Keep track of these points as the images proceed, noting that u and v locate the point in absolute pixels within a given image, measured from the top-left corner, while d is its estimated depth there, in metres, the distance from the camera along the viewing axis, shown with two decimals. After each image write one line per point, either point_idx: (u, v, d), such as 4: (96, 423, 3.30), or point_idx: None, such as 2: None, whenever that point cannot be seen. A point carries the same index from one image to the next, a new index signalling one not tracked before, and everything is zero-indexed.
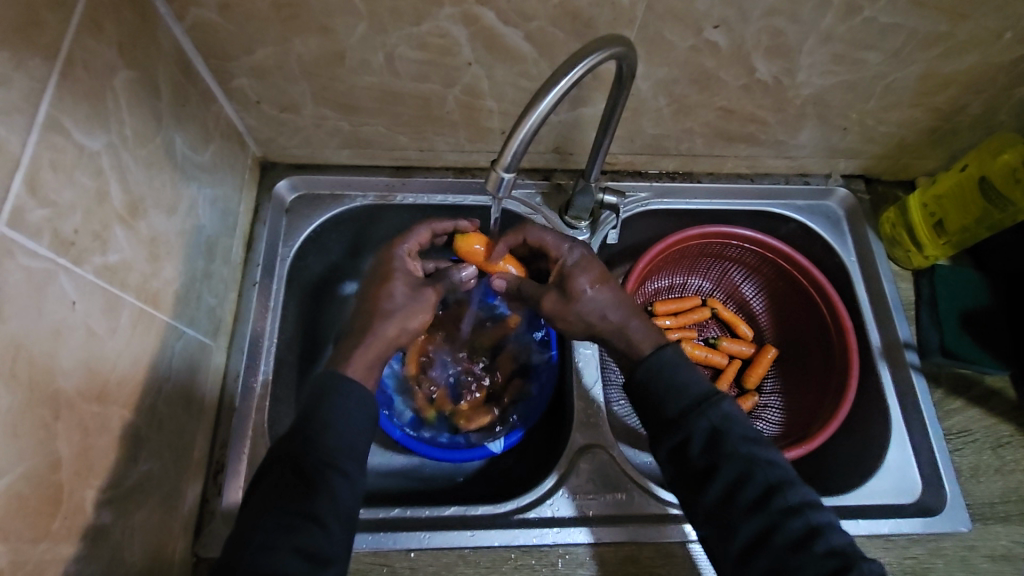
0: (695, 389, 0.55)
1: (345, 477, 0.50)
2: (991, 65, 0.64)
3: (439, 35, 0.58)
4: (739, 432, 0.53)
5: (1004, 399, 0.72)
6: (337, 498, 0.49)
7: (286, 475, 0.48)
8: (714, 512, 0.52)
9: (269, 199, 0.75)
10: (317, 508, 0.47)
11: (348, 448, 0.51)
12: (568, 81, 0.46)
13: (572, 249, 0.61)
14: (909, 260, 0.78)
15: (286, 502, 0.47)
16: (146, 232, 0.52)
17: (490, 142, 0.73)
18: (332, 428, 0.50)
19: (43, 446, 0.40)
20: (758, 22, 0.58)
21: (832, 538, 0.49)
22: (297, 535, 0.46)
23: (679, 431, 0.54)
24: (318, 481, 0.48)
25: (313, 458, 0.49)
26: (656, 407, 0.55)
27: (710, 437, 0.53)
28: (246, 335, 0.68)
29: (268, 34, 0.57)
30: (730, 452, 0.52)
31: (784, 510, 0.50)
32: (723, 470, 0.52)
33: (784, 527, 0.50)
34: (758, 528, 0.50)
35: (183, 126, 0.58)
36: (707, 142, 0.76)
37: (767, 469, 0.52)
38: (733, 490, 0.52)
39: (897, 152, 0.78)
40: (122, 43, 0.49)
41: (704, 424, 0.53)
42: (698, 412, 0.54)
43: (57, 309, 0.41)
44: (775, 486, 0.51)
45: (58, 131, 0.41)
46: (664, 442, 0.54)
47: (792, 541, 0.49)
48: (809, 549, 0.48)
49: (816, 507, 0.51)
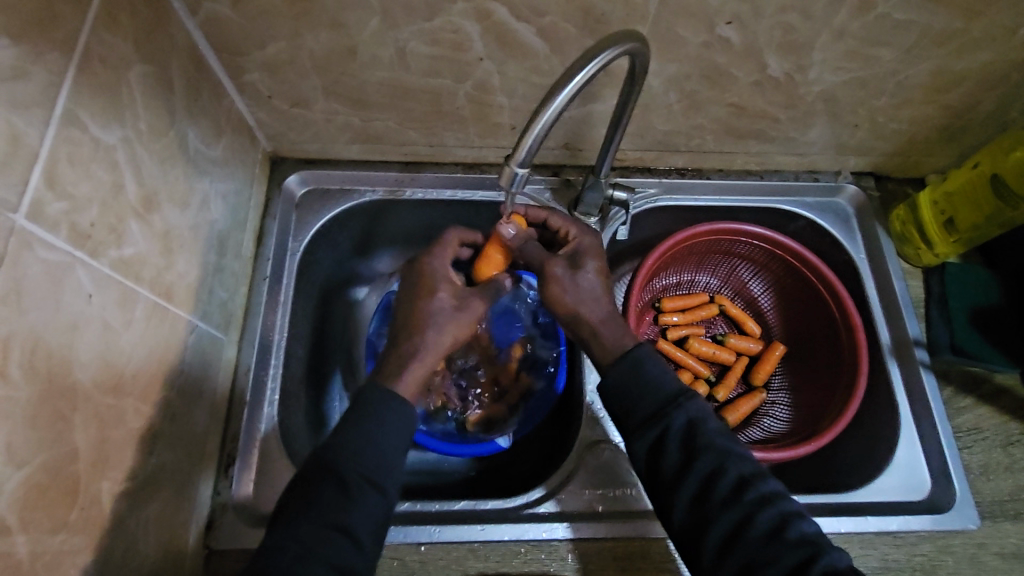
0: (668, 385, 0.55)
1: (381, 495, 0.49)
2: (1005, 62, 0.64)
3: (451, 30, 0.58)
4: (712, 426, 0.53)
5: (1014, 396, 0.72)
6: (373, 514, 0.48)
7: (331, 489, 0.48)
8: (690, 508, 0.51)
9: (279, 194, 0.75)
10: (353, 522, 0.47)
11: (387, 467, 0.50)
12: (583, 77, 0.46)
13: (592, 235, 0.65)
14: (919, 257, 0.78)
15: (325, 514, 0.47)
16: (160, 226, 0.52)
17: (500, 138, 0.73)
18: (370, 446, 0.50)
19: (59, 438, 0.40)
20: (771, 19, 0.58)
21: (804, 528, 0.49)
22: (324, 545, 0.46)
23: (656, 426, 0.54)
24: (357, 498, 0.48)
25: (354, 475, 0.49)
26: (633, 402, 0.55)
27: (685, 431, 0.53)
28: (256, 330, 0.68)
29: (281, 29, 0.57)
30: (704, 445, 0.52)
31: (757, 502, 0.50)
32: (700, 464, 0.52)
33: (759, 518, 0.49)
34: (733, 521, 0.50)
35: (196, 121, 0.59)
36: (718, 139, 0.76)
37: (740, 463, 0.52)
38: (709, 485, 0.51)
39: (907, 149, 0.78)
40: (137, 38, 0.49)
41: (679, 419, 0.53)
42: (674, 406, 0.54)
43: (74, 303, 0.41)
44: (749, 479, 0.51)
45: (75, 125, 0.41)
46: (641, 439, 0.54)
47: (766, 531, 0.49)
48: (783, 540, 0.48)
49: (787, 498, 0.51)
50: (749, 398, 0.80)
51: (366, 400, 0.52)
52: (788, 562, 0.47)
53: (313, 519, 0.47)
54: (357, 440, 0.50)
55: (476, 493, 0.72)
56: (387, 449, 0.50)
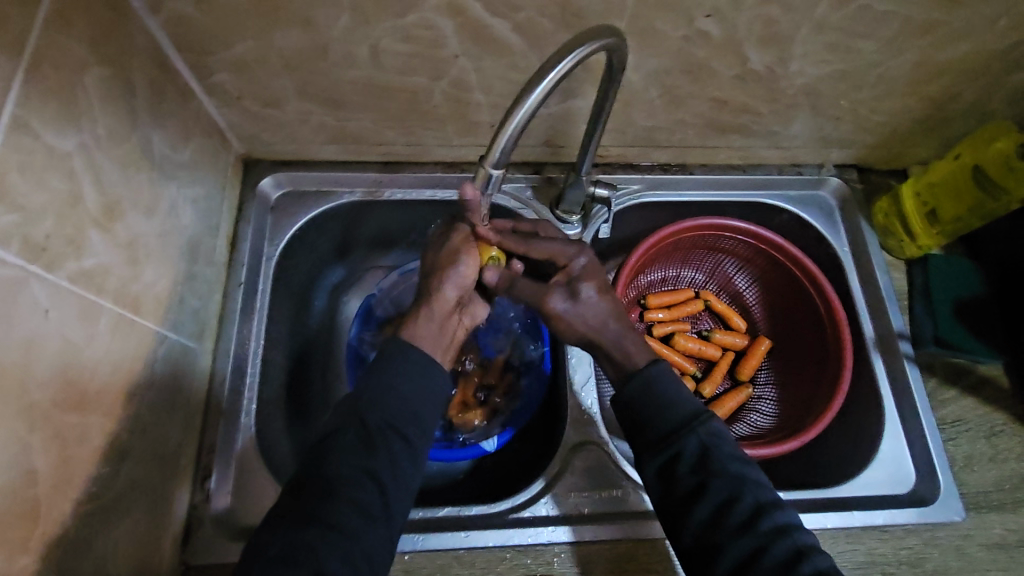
0: (684, 407, 0.54)
1: (406, 443, 0.50)
2: (985, 52, 0.63)
3: (424, 27, 0.56)
4: (728, 451, 0.52)
5: (997, 387, 0.72)
6: (396, 461, 0.49)
7: (353, 435, 0.49)
8: (701, 533, 0.50)
9: (253, 197, 0.73)
10: (376, 466, 0.48)
11: (411, 416, 0.51)
12: (557, 74, 0.44)
13: (580, 253, 0.59)
14: (902, 249, 0.77)
15: (345, 458, 0.48)
16: (124, 235, 0.50)
17: (479, 136, 0.72)
18: (395, 393, 0.51)
19: (17, 460, 0.38)
20: (750, 12, 0.57)
21: (821, 562, 0.48)
22: (347, 487, 0.47)
23: (668, 449, 0.53)
24: (379, 443, 0.49)
25: (378, 420, 0.50)
26: (646, 423, 0.54)
27: (698, 454, 0.52)
28: (231, 338, 0.66)
29: (248, 28, 0.55)
30: (719, 469, 0.51)
31: (773, 531, 0.49)
32: (712, 489, 0.50)
33: (775, 547, 0.48)
34: (745, 549, 0.48)
35: (162, 125, 0.57)
36: (700, 133, 0.75)
37: (756, 490, 0.51)
38: (722, 510, 0.50)
39: (889, 141, 0.78)
40: (93, 40, 0.47)
41: (694, 443, 0.52)
42: (689, 428, 0.53)
43: (29, 319, 0.39)
44: (765, 507, 0.50)
45: (26, 134, 0.39)
46: (653, 461, 0.53)
47: (780, 563, 0.47)
48: (798, 571, 0.46)
49: (805, 530, 0.50)
50: (736, 394, 0.79)
51: (389, 351, 0.54)
52: None
53: (334, 464, 0.48)
54: (380, 389, 0.51)
55: (463, 497, 0.71)
56: (412, 396, 0.52)
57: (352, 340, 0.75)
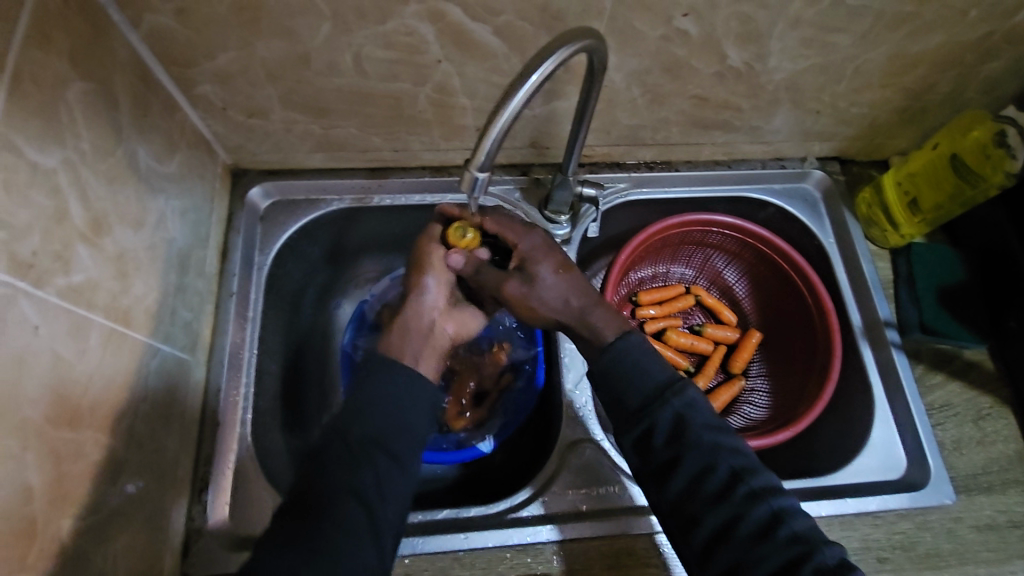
0: (657, 379, 0.55)
1: (392, 459, 0.51)
2: (958, 43, 0.65)
3: (406, 33, 0.56)
4: (702, 421, 0.54)
5: (982, 370, 0.73)
6: (382, 476, 0.50)
7: (338, 451, 0.50)
8: (679, 503, 0.52)
9: (241, 208, 0.73)
10: (362, 484, 0.49)
11: (397, 432, 0.52)
12: (539, 76, 0.45)
13: (530, 233, 0.60)
14: (885, 239, 0.79)
15: (336, 477, 0.49)
16: (113, 249, 0.51)
17: (465, 140, 0.72)
18: (378, 409, 0.52)
19: (12, 477, 0.38)
20: (727, 10, 0.58)
21: (795, 525, 0.50)
22: (336, 505, 0.48)
23: (643, 422, 0.54)
24: (366, 461, 0.50)
25: (362, 436, 0.51)
26: (621, 397, 0.55)
27: (674, 426, 0.53)
28: (224, 349, 0.66)
29: (230, 39, 0.56)
30: (694, 441, 0.52)
31: (747, 498, 0.51)
32: (688, 461, 0.52)
33: (750, 514, 0.50)
34: (723, 517, 0.50)
35: (147, 138, 0.57)
36: (683, 131, 0.76)
37: (732, 458, 0.52)
38: (698, 480, 0.52)
39: (870, 133, 0.79)
40: (74, 56, 0.47)
41: (667, 414, 0.54)
42: (662, 401, 0.54)
43: (19, 335, 0.39)
44: (740, 474, 0.52)
45: (9, 151, 0.40)
46: (630, 433, 0.54)
47: (756, 529, 0.50)
48: (773, 537, 0.49)
49: (780, 492, 0.52)
50: (729, 386, 0.80)
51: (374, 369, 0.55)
52: (778, 560, 0.48)
53: (324, 480, 0.49)
54: (364, 405, 0.52)
55: (462, 501, 0.72)
56: (398, 414, 0.52)
57: (346, 345, 0.75)
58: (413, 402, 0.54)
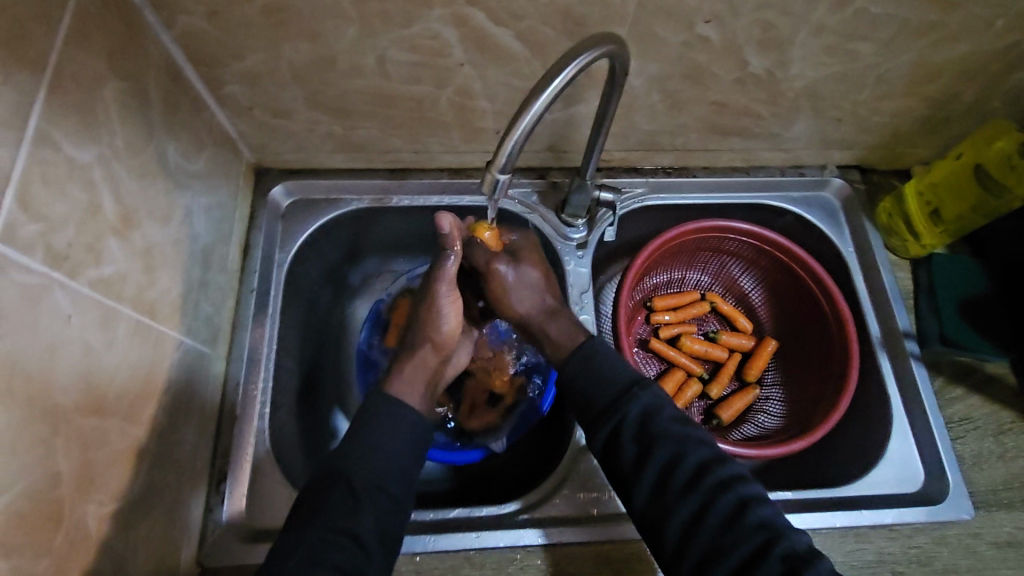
0: (624, 377, 0.59)
1: (392, 501, 0.52)
2: (984, 53, 0.64)
3: (430, 36, 0.57)
4: (669, 415, 0.56)
5: (1004, 384, 0.72)
6: (381, 517, 0.51)
7: (338, 493, 0.50)
8: (651, 500, 0.53)
9: (263, 205, 0.75)
10: (358, 525, 0.49)
11: (395, 473, 0.53)
12: (561, 80, 0.45)
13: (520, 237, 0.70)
14: (906, 249, 0.78)
15: (332, 518, 0.49)
16: (141, 244, 0.52)
17: (484, 143, 0.73)
18: (376, 453, 0.53)
19: (42, 462, 0.39)
20: (749, 16, 0.58)
21: (762, 510, 0.51)
22: (329, 550, 0.48)
23: (612, 418, 0.56)
24: (365, 502, 0.51)
25: (363, 481, 0.51)
26: (591, 398, 0.58)
27: (641, 420, 0.56)
28: (244, 343, 0.68)
29: (258, 41, 0.57)
30: (661, 434, 0.55)
31: (715, 487, 0.52)
32: (657, 454, 0.54)
33: (718, 503, 0.51)
34: (694, 507, 0.52)
35: (176, 136, 0.58)
36: (702, 137, 0.76)
37: (698, 449, 0.54)
38: (666, 473, 0.54)
39: (892, 142, 0.78)
40: (111, 55, 0.48)
41: (635, 409, 0.56)
42: (630, 396, 0.57)
43: (52, 324, 0.41)
44: (705, 464, 0.53)
45: (49, 145, 0.41)
46: (602, 431, 0.57)
47: (724, 518, 0.51)
48: (742, 523, 0.50)
49: (745, 481, 0.53)
50: (743, 395, 0.80)
51: (372, 410, 0.56)
52: (749, 546, 0.49)
53: (320, 520, 0.49)
54: (364, 449, 0.53)
55: (470, 501, 0.72)
56: (394, 455, 0.54)
57: (362, 344, 0.76)
58: (412, 436, 0.55)
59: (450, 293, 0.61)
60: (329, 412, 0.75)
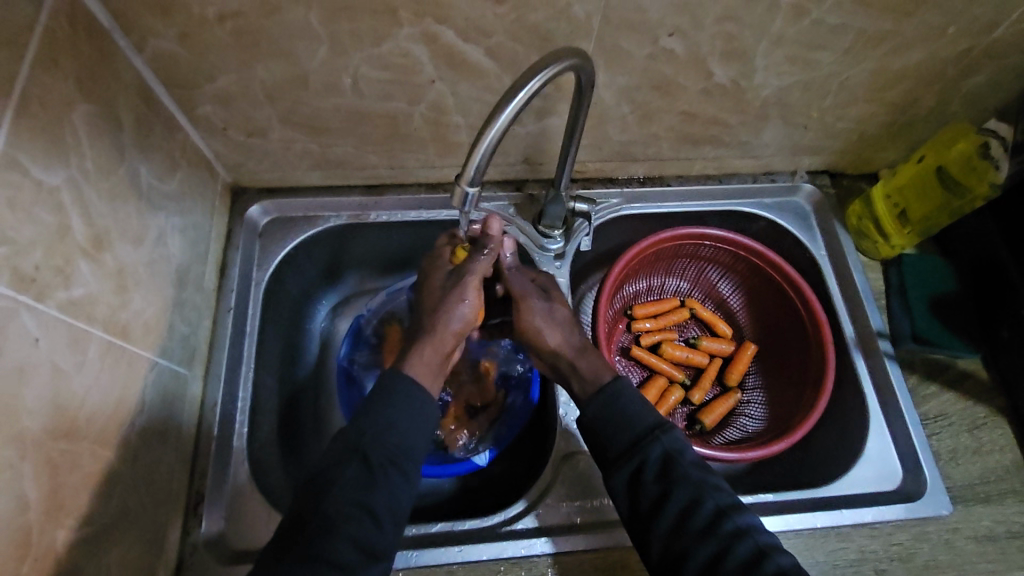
0: (646, 418, 0.57)
1: (404, 477, 0.52)
2: (939, 59, 0.66)
3: (400, 54, 0.58)
4: (691, 459, 0.55)
5: (977, 380, 0.73)
6: (395, 493, 0.51)
7: (355, 468, 0.50)
8: (668, 541, 0.52)
9: (240, 224, 0.75)
10: (374, 501, 0.50)
11: (407, 447, 0.53)
12: (525, 93, 0.46)
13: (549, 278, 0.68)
14: (877, 250, 0.80)
15: (345, 495, 0.49)
16: (113, 264, 0.52)
17: (459, 157, 0.74)
18: (390, 428, 0.52)
19: (7, 489, 0.39)
20: (711, 29, 0.59)
21: (780, 560, 0.50)
22: (346, 523, 0.48)
23: (633, 459, 0.55)
24: (380, 477, 0.51)
25: (379, 455, 0.51)
26: (607, 444, 0.57)
27: (662, 462, 0.55)
28: (222, 362, 0.67)
29: (230, 63, 0.58)
30: (680, 477, 0.53)
31: (733, 533, 0.51)
32: (676, 496, 0.53)
33: (735, 549, 0.50)
34: (710, 550, 0.51)
35: (149, 157, 0.58)
36: (674, 146, 0.77)
37: (717, 494, 0.53)
38: (685, 514, 0.52)
39: (858, 147, 0.80)
40: (80, 78, 0.49)
41: (657, 450, 0.55)
42: (652, 438, 0.55)
43: (18, 348, 0.40)
44: (725, 510, 0.53)
45: (15, 169, 0.41)
46: (620, 473, 0.55)
47: (742, 563, 0.50)
48: (760, 569, 0.49)
49: (763, 529, 0.52)
50: (725, 399, 0.80)
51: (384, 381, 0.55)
52: None
53: (335, 498, 0.49)
54: (377, 423, 0.52)
55: (458, 514, 0.72)
56: (406, 425, 0.53)
57: (342, 361, 0.76)
58: (432, 404, 0.55)
59: (474, 286, 0.59)
60: (312, 429, 0.75)
